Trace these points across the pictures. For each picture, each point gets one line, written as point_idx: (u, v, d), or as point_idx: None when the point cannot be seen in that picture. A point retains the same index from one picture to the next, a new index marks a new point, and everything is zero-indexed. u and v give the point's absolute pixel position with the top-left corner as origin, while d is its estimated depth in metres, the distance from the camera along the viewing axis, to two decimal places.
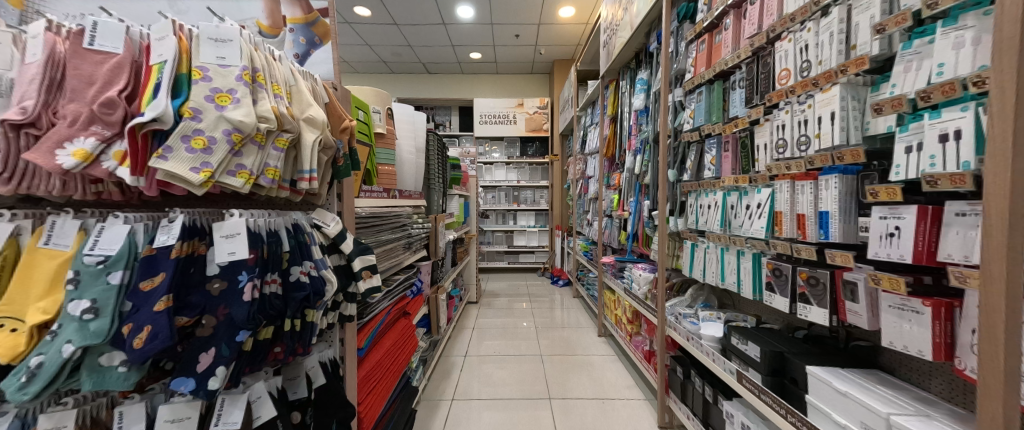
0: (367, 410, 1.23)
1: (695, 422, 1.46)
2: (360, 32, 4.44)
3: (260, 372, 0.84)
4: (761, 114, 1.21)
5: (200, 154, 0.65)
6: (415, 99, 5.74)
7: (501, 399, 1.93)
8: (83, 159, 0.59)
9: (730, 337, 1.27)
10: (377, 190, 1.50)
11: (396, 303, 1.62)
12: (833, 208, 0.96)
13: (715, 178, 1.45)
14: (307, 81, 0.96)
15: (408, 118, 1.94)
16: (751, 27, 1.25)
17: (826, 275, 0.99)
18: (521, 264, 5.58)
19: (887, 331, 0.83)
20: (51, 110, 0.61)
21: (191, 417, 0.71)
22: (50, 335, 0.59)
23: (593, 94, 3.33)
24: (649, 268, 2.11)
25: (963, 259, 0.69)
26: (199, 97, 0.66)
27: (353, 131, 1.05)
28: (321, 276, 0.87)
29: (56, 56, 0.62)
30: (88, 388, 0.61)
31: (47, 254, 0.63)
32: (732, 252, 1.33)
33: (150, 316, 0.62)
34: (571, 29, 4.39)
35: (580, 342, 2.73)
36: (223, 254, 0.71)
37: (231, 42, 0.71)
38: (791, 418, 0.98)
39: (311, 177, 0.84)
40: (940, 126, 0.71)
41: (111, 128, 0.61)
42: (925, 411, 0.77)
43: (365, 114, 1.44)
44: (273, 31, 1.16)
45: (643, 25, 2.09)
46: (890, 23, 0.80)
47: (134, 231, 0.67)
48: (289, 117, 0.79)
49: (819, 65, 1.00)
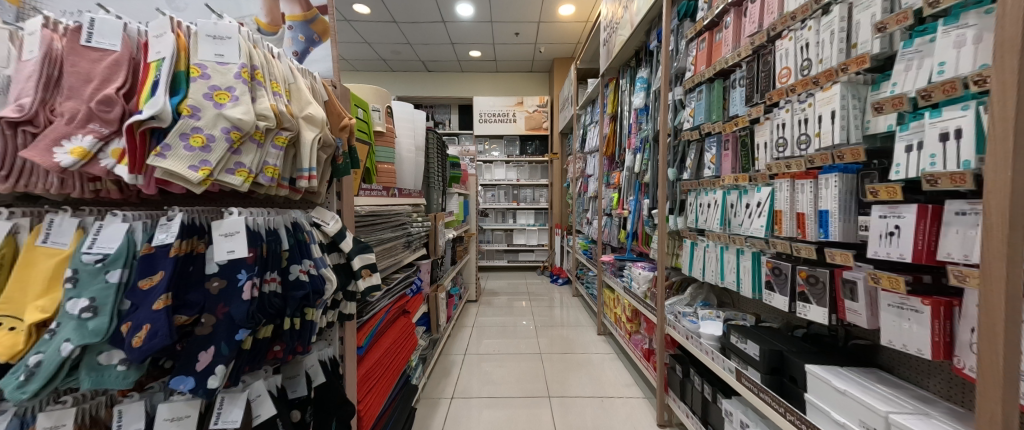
0: (367, 408, 1.23)
1: (694, 420, 1.46)
2: (359, 30, 4.44)
3: (260, 370, 0.84)
4: (761, 113, 1.20)
5: (199, 151, 0.65)
6: (414, 96, 5.73)
7: (501, 398, 1.93)
8: (81, 156, 0.58)
9: (729, 335, 1.27)
10: (376, 189, 1.50)
11: (395, 302, 1.62)
12: (833, 207, 0.96)
13: (715, 177, 1.45)
14: (306, 79, 0.95)
15: (408, 117, 1.94)
16: (751, 25, 1.25)
17: (826, 274, 0.99)
18: (521, 263, 5.59)
19: (887, 330, 0.83)
20: (48, 108, 0.61)
21: (191, 416, 0.71)
22: (50, 333, 0.59)
23: (593, 92, 3.32)
24: (648, 266, 2.11)
25: (963, 258, 0.69)
26: (197, 94, 0.66)
27: (352, 129, 1.05)
28: (321, 275, 0.87)
29: (53, 53, 0.61)
30: (87, 386, 0.61)
31: (45, 252, 0.62)
32: (732, 251, 1.33)
33: (149, 315, 0.61)
34: (571, 27, 4.38)
35: (580, 341, 2.74)
36: (222, 253, 0.70)
37: (229, 39, 0.71)
38: (790, 416, 0.98)
39: (311, 175, 0.83)
40: (940, 125, 0.71)
41: (109, 126, 0.61)
42: (923, 409, 0.77)
43: (365, 112, 1.43)
44: (272, 28, 1.18)
45: (644, 23, 2.09)
46: (891, 22, 0.80)
47: (133, 229, 0.66)
48: (288, 115, 0.78)
49: (819, 64, 1.00)
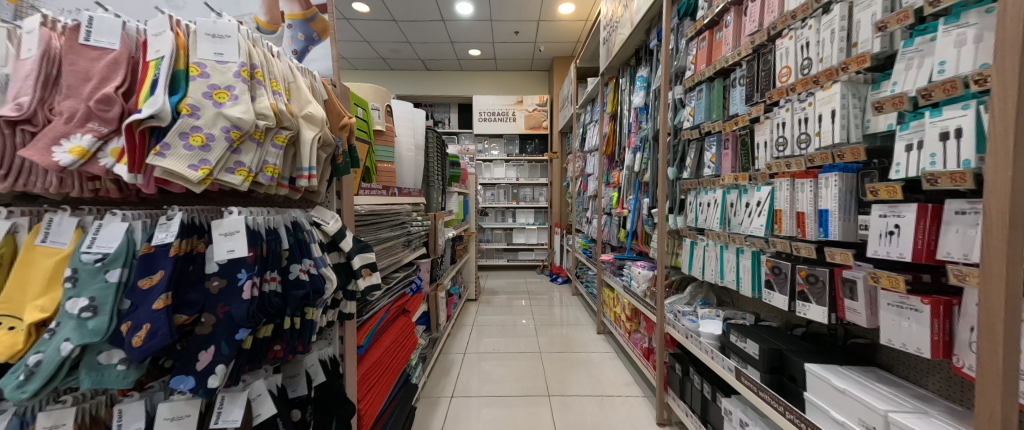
0: (367, 407, 1.23)
1: (694, 419, 1.46)
2: (358, 29, 4.43)
3: (260, 370, 0.84)
4: (761, 112, 1.20)
5: (198, 150, 0.65)
6: (414, 95, 5.72)
7: (501, 396, 1.93)
8: (79, 156, 0.58)
9: (728, 334, 1.27)
10: (376, 188, 1.50)
11: (395, 301, 1.62)
12: (833, 206, 0.96)
13: (715, 176, 1.45)
14: (305, 77, 0.95)
15: (407, 116, 1.94)
16: (751, 24, 1.25)
17: (826, 273, 0.99)
18: (520, 261, 5.59)
19: (886, 329, 0.83)
20: (47, 107, 0.60)
21: (191, 415, 0.71)
22: (49, 333, 0.59)
23: (593, 91, 3.32)
24: (648, 265, 2.12)
25: (962, 257, 0.69)
26: (197, 94, 0.66)
27: (352, 129, 1.05)
28: (321, 274, 0.88)
29: (51, 51, 0.61)
30: (87, 385, 0.61)
31: (44, 251, 0.62)
32: (732, 250, 1.33)
33: (149, 314, 0.61)
34: (571, 26, 4.38)
35: (579, 340, 2.74)
36: (222, 252, 0.70)
37: (229, 38, 0.71)
38: (790, 415, 0.98)
39: (311, 175, 0.83)
40: (941, 125, 0.71)
41: (108, 125, 0.60)
42: (922, 408, 0.77)
43: (365, 111, 1.43)
44: (272, 26, 1.17)
45: (643, 22, 2.08)
46: (891, 20, 0.80)
47: (132, 229, 0.66)
48: (288, 114, 0.78)
49: (819, 63, 1.00)
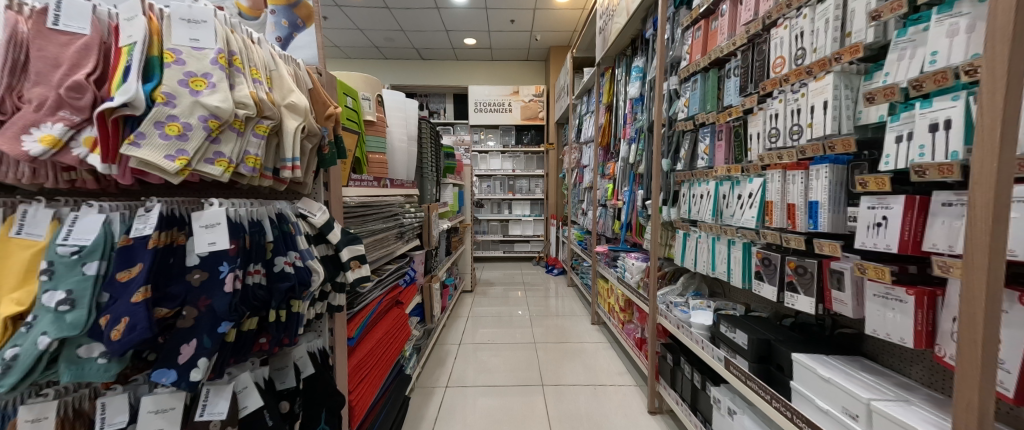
0: (360, 397, 1.24)
1: (683, 407, 1.49)
2: (351, 16, 4.33)
3: (246, 362, 0.83)
4: (755, 103, 1.19)
5: (175, 140, 0.63)
6: (408, 85, 5.67)
7: (495, 387, 1.95)
8: (51, 145, 0.56)
9: (718, 324, 1.28)
10: (367, 179, 1.48)
11: (389, 293, 1.62)
12: (822, 198, 0.95)
13: (709, 167, 1.44)
14: (288, 65, 0.93)
15: (400, 105, 1.91)
16: (746, 13, 1.23)
17: (814, 264, 1.00)
18: (517, 253, 5.60)
19: (871, 319, 0.84)
20: (15, 94, 0.58)
21: (176, 408, 0.70)
22: (25, 327, 0.57)
23: (589, 81, 3.29)
24: (642, 256, 2.11)
25: (947, 249, 0.70)
26: (172, 81, 0.64)
27: (339, 118, 1.03)
28: (308, 267, 0.86)
29: (18, 36, 0.58)
30: (66, 379, 0.60)
31: (19, 243, 0.60)
32: (723, 242, 1.34)
33: (127, 308, 0.60)
34: (568, 15, 4.32)
35: (574, 331, 2.76)
36: (203, 245, 0.69)
37: (205, 23, 0.69)
38: (775, 403, 1.00)
39: (294, 165, 0.82)
40: (931, 116, 0.71)
41: (80, 113, 0.58)
42: (904, 396, 0.79)
43: (354, 100, 1.40)
44: (254, 12, 1.13)
45: (640, 10, 2.06)
46: (886, 10, 0.79)
47: (110, 220, 0.65)
48: (269, 103, 0.76)
49: (813, 53, 0.99)
